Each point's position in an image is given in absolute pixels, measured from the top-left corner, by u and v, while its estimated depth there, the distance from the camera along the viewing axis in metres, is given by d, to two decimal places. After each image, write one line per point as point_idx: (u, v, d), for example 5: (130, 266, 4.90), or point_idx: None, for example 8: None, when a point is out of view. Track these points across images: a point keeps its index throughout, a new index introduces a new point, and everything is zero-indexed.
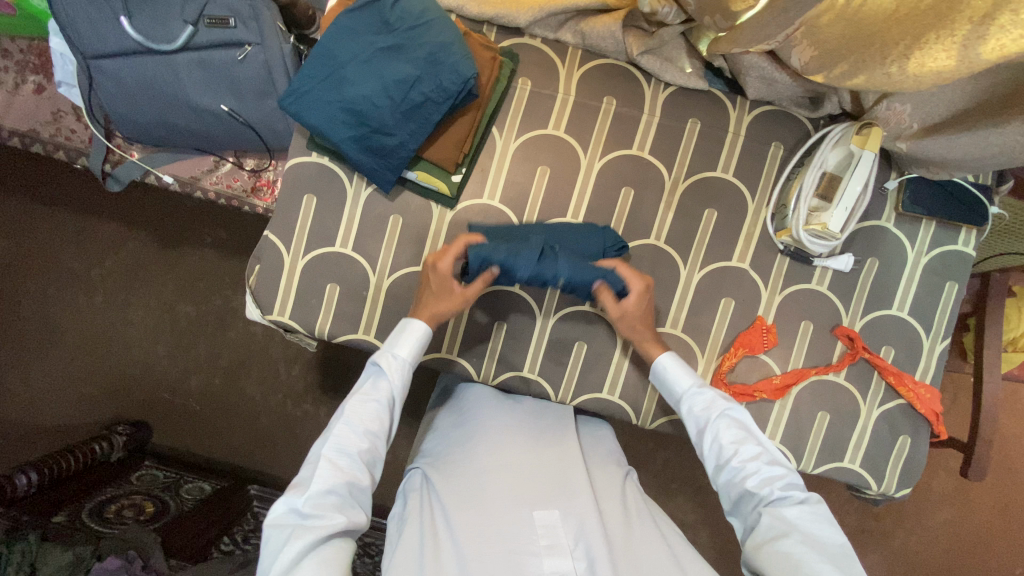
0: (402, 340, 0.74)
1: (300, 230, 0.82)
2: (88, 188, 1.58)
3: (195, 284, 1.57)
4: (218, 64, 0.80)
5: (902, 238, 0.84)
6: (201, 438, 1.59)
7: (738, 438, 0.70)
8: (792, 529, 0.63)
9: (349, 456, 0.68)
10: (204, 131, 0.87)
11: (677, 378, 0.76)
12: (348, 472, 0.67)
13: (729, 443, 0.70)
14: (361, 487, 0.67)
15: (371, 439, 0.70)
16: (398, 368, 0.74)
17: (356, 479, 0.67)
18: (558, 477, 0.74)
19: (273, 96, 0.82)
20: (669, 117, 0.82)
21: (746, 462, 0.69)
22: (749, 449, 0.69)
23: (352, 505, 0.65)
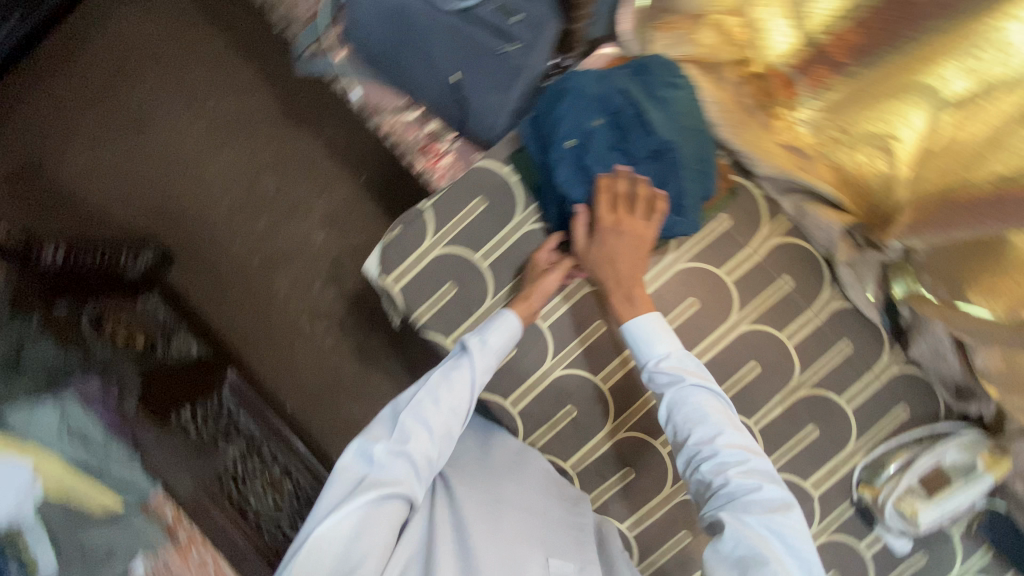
0: (494, 328, 0.76)
1: (454, 224, 0.83)
2: (257, 29, 1.60)
3: (290, 165, 1.56)
4: (479, 42, 0.84)
5: (959, 553, 0.83)
6: (210, 299, 1.56)
7: (693, 414, 0.68)
8: (755, 533, 0.59)
9: (415, 438, 0.70)
10: (419, 86, 0.89)
11: (642, 338, 0.73)
12: (408, 453, 0.69)
13: (688, 423, 0.68)
14: (428, 462, 0.70)
15: (440, 421, 0.71)
16: (482, 354, 0.75)
17: (415, 462, 0.69)
18: (576, 539, 0.74)
19: (501, 93, 0.84)
20: (829, 325, 0.82)
21: (700, 444, 0.66)
22: (707, 427, 0.67)
23: (416, 477, 0.68)
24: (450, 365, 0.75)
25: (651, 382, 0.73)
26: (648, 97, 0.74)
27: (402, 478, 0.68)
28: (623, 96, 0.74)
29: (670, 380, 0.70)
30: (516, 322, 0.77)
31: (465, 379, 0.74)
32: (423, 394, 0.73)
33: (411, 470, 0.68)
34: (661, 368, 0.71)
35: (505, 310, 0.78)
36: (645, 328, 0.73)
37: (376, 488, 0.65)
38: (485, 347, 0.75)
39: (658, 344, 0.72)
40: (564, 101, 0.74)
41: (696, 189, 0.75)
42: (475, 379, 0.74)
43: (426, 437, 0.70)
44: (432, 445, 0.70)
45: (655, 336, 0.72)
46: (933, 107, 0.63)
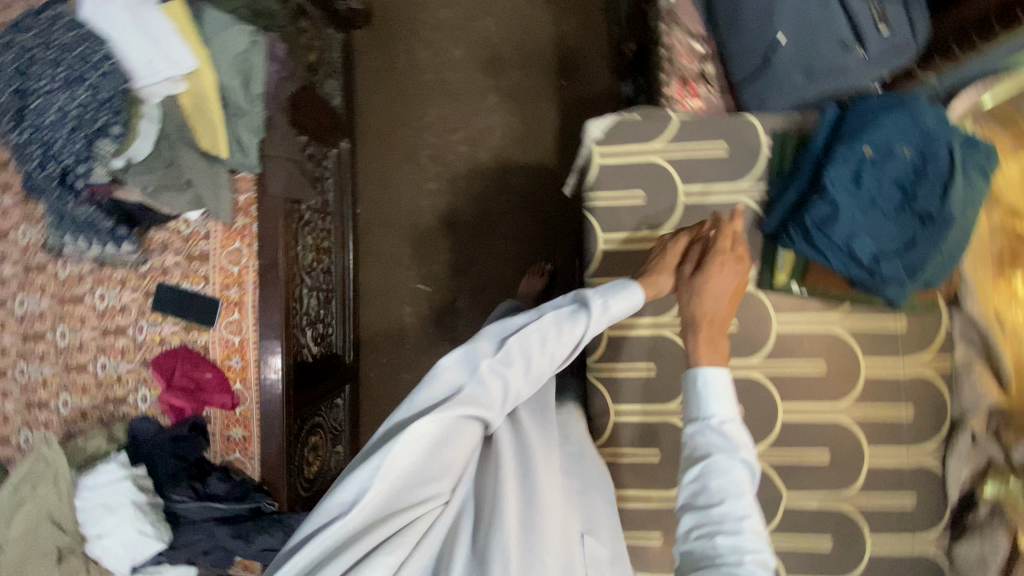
0: (621, 298, 0.73)
1: (688, 149, 0.82)
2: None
3: (513, 29, 1.64)
4: (828, 23, 0.80)
5: None
6: (372, 79, 1.66)
7: (731, 489, 0.61)
8: None
9: (513, 368, 0.69)
10: (741, 22, 0.87)
11: (714, 392, 0.66)
12: (504, 379, 0.69)
13: (717, 492, 0.62)
14: (515, 395, 0.70)
15: (539, 362, 0.70)
16: (601, 314, 0.73)
17: (508, 389, 0.69)
18: (613, 533, 0.77)
19: (806, 79, 0.84)
20: (908, 471, 0.81)
21: (724, 514, 0.60)
22: (735, 505, 0.61)
23: (499, 404, 0.69)
24: (566, 315, 0.73)
25: (688, 437, 0.66)
26: (963, 163, 0.67)
27: (489, 402, 0.69)
28: (946, 149, 0.67)
29: (724, 449, 0.64)
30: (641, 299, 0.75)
31: (576, 335, 0.72)
32: (534, 333, 0.71)
33: (502, 393, 0.69)
34: (720, 431, 0.65)
35: (634, 283, 0.76)
36: (714, 386, 0.67)
37: (470, 407, 0.67)
38: (602, 308, 0.73)
39: (722, 405, 0.66)
40: (888, 117, 0.68)
41: (935, 268, 0.69)
42: (584, 338, 0.73)
43: (520, 375, 0.70)
44: (527, 381, 0.70)
45: (719, 394, 0.67)
46: None
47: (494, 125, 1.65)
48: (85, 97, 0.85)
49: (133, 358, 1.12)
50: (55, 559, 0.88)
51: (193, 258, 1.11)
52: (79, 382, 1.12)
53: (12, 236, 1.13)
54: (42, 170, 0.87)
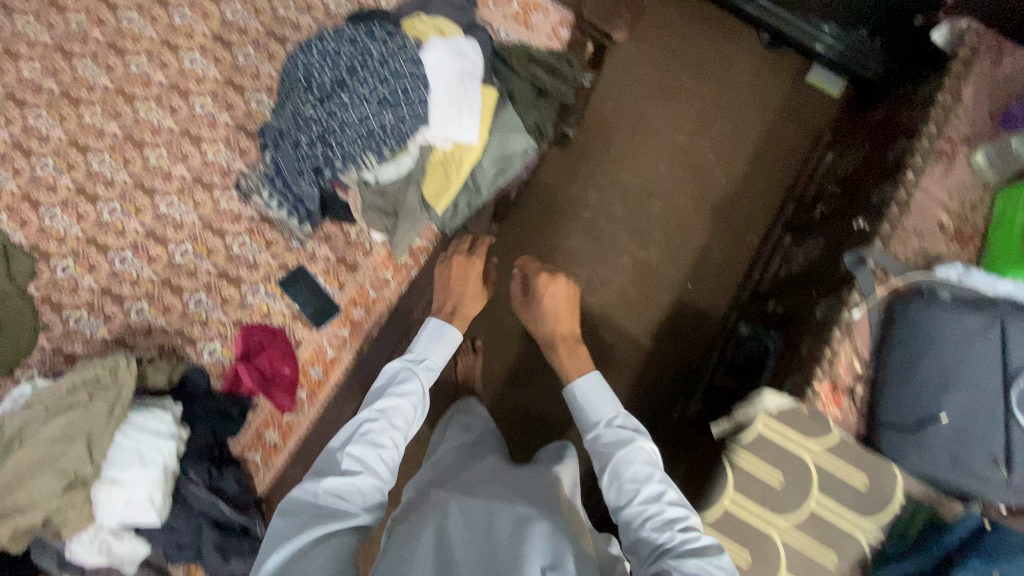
0: (437, 348, 1.00)
1: (835, 466, 0.88)
2: (786, 175, 1.83)
3: (676, 221, 1.80)
4: (986, 435, 0.94)
5: None
6: (543, 190, 1.80)
7: (630, 466, 0.87)
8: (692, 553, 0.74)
9: (383, 430, 0.84)
10: (913, 382, 0.99)
11: (592, 404, 1.01)
12: (380, 441, 0.82)
13: (631, 479, 0.86)
14: (378, 468, 0.78)
15: (401, 410, 0.87)
16: (429, 366, 0.97)
17: (386, 450, 0.82)
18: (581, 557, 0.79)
19: (946, 464, 0.95)
20: None
21: (642, 497, 0.84)
22: (642, 479, 0.86)
23: (367, 489, 0.74)
24: (395, 389, 0.91)
25: (592, 451, 0.95)
26: None
27: (372, 466, 0.78)
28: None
29: (617, 439, 0.93)
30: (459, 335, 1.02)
31: (417, 387, 0.94)
32: (378, 403, 0.88)
33: (382, 450, 0.81)
34: (611, 428, 0.95)
35: (431, 320, 1.04)
36: (589, 398, 1.01)
37: (326, 506, 0.70)
38: (425, 368, 0.97)
39: (602, 406, 0.99)
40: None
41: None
42: (389, 413, 0.87)
43: (386, 438, 0.83)
44: (399, 430, 0.85)
45: (599, 400, 1.00)
46: None
47: (614, 281, 1.75)
48: (389, 122, 0.91)
49: (230, 312, 1.10)
50: (65, 484, 0.80)
51: (343, 263, 1.13)
52: (165, 301, 1.10)
53: (204, 147, 1.16)
54: (313, 149, 0.92)
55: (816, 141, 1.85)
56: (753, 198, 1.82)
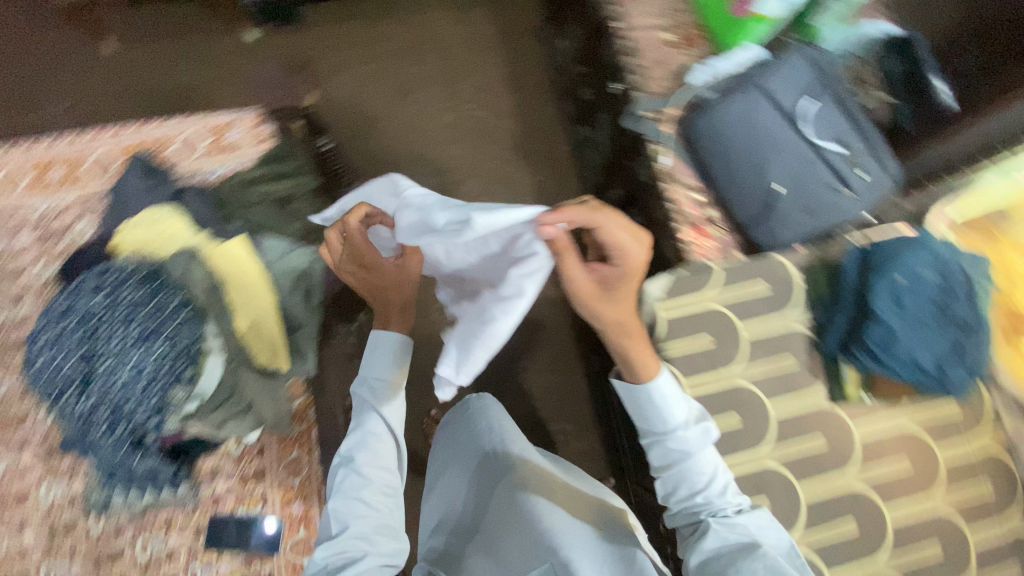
0: (380, 366, 0.88)
1: (739, 293, 0.93)
2: (545, 77, 1.86)
3: (499, 184, 1.79)
4: (816, 174, 0.99)
5: None
6: None
7: (694, 469, 0.76)
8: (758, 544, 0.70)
9: (372, 485, 0.81)
10: (738, 178, 1.04)
11: (664, 406, 0.78)
12: (369, 495, 0.80)
13: (709, 478, 0.76)
14: (371, 503, 0.80)
15: (379, 446, 0.84)
16: (380, 383, 0.88)
17: (381, 505, 0.81)
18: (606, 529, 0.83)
19: (810, 218, 1.01)
20: (1008, 543, 0.88)
21: (712, 484, 0.76)
22: (712, 476, 0.76)
23: (367, 513, 0.78)
24: (361, 442, 0.84)
25: (672, 473, 0.78)
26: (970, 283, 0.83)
27: (367, 502, 0.79)
28: (960, 268, 0.82)
29: (687, 441, 0.77)
30: (385, 335, 0.89)
31: (383, 423, 0.86)
32: (352, 460, 0.83)
33: (387, 490, 0.82)
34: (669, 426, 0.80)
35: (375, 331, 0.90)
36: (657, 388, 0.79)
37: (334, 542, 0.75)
38: (376, 385, 0.88)
39: (678, 409, 0.78)
40: (907, 254, 0.83)
41: (979, 362, 0.83)
42: (359, 467, 0.82)
43: (375, 477, 0.82)
44: (382, 473, 0.83)
45: (673, 402, 0.78)
46: None
47: None
48: (166, 347, 0.85)
49: None
50: None
51: (249, 479, 1.03)
52: None
53: (29, 502, 1.00)
54: (114, 432, 0.84)
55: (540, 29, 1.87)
56: (538, 115, 1.84)
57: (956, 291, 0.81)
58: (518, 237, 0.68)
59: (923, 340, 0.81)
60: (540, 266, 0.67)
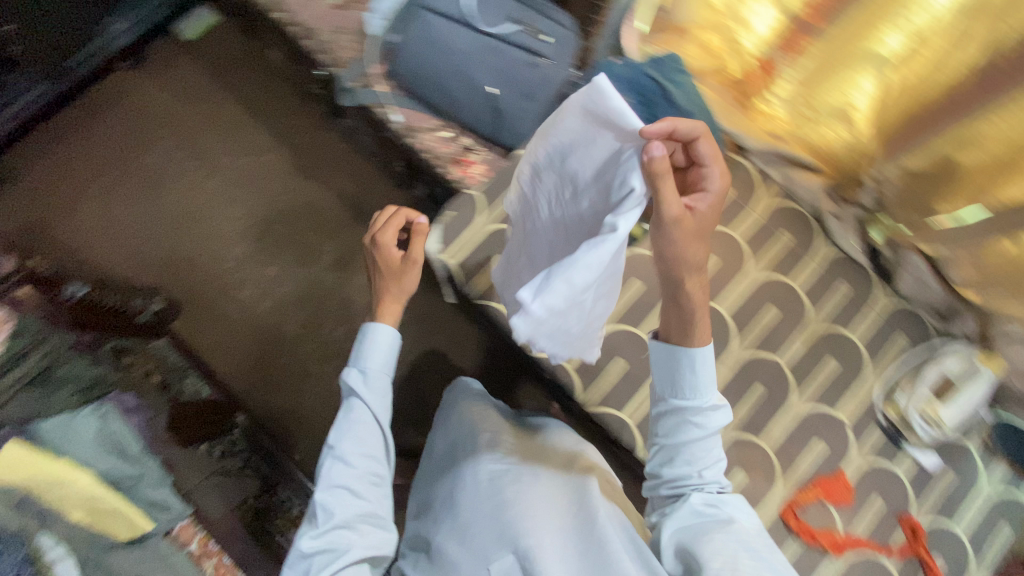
0: (369, 354, 0.90)
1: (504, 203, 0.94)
2: (284, 90, 1.75)
3: (301, 214, 1.68)
4: (511, 59, 1.01)
5: (978, 465, 0.91)
6: (213, 346, 1.57)
7: (697, 458, 0.74)
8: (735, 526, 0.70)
9: (358, 474, 0.84)
10: (455, 97, 1.05)
11: (693, 379, 0.72)
12: (357, 486, 0.83)
13: (701, 455, 0.74)
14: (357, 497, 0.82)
15: (365, 436, 0.87)
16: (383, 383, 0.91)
17: (371, 495, 0.84)
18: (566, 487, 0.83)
19: (532, 99, 1.02)
20: (826, 270, 0.96)
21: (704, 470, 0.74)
22: (708, 461, 0.74)
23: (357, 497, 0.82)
24: (352, 430, 0.87)
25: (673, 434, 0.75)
26: (665, 78, 0.85)
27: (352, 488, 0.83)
28: (649, 78, 0.85)
29: (699, 424, 0.73)
30: (384, 333, 0.91)
31: (367, 411, 0.88)
32: (343, 445, 0.86)
33: (375, 481, 0.86)
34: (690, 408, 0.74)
35: (367, 325, 0.91)
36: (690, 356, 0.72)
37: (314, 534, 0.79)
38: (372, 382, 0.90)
39: (711, 389, 0.73)
40: None
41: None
42: (350, 460, 0.84)
43: (363, 466, 0.85)
44: (368, 463, 0.85)
45: (711, 381, 0.73)
46: (878, 70, 0.77)
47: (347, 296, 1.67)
48: None
49: None
50: None
51: None
52: None
53: None
54: None
55: (259, 53, 1.78)
56: (300, 130, 1.73)
57: (651, 95, 0.85)
58: (608, 184, 0.63)
59: None
60: (637, 203, 0.59)
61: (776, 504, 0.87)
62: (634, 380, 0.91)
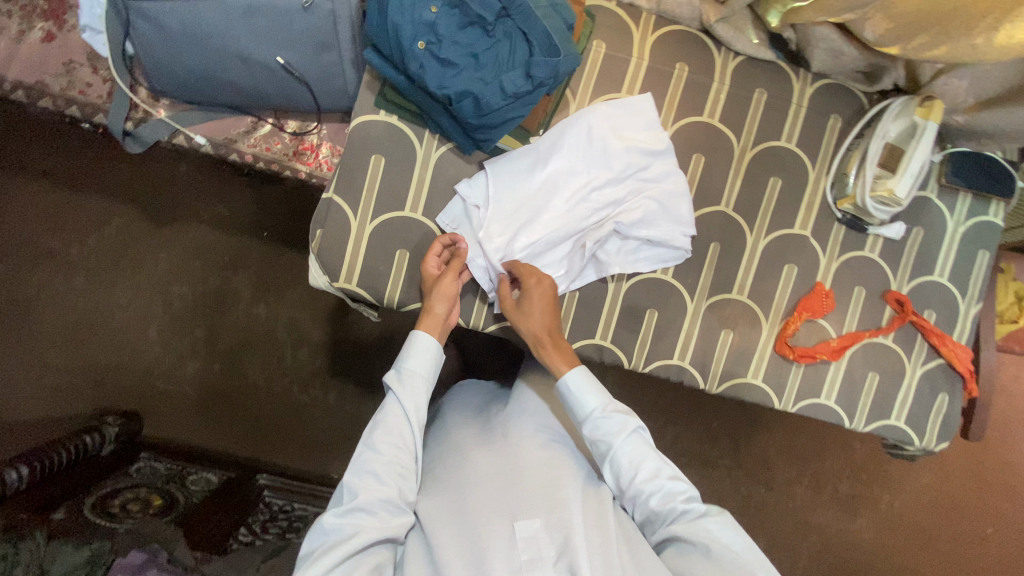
0: (414, 354, 0.74)
1: (368, 192, 0.78)
2: (82, 142, 1.44)
3: (191, 264, 1.48)
4: (278, 10, 0.76)
5: (943, 209, 0.88)
6: (197, 430, 1.51)
7: (633, 468, 0.72)
8: (698, 534, 0.67)
9: (385, 461, 0.68)
10: (248, 88, 0.83)
11: (574, 395, 0.75)
12: (382, 472, 0.67)
13: (632, 466, 0.72)
14: (386, 498, 0.66)
15: (399, 435, 0.70)
16: (418, 379, 0.74)
17: (397, 483, 0.68)
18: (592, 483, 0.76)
19: (333, 48, 0.79)
20: (737, 85, 0.83)
21: (646, 482, 0.72)
22: (640, 470, 0.72)
23: (388, 496, 0.66)
24: (389, 423, 0.70)
25: (602, 460, 0.75)
26: None
27: (380, 483, 0.66)
28: None
29: (605, 432, 0.74)
30: (430, 340, 0.75)
31: (404, 409, 0.72)
32: (376, 433, 0.69)
33: (402, 470, 0.69)
34: (602, 421, 0.74)
35: (416, 328, 0.75)
36: (575, 388, 0.75)
37: (338, 511, 0.64)
38: (406, 375, 0.73)
39: (593, 395, 0.75)
40: (391, 8, 0.64)
41: (557, 22, 0.69)
42: (382, 448, 0.68)
43: (389, 454, 0.68)
44: (404, 463, 0.69)
45: (589, 387, 0.75)
46: None
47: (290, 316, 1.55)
48: None
49: None
50: None
51: None
52: None
53: None
54: None
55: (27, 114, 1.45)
56: (130, 177, 1.46)
57: None
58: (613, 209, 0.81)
59: (497, 65, 0.66)
60: (679, 253, 0.83)
61: (769, 344, 0.86)
62: (594, 305, 0.84)
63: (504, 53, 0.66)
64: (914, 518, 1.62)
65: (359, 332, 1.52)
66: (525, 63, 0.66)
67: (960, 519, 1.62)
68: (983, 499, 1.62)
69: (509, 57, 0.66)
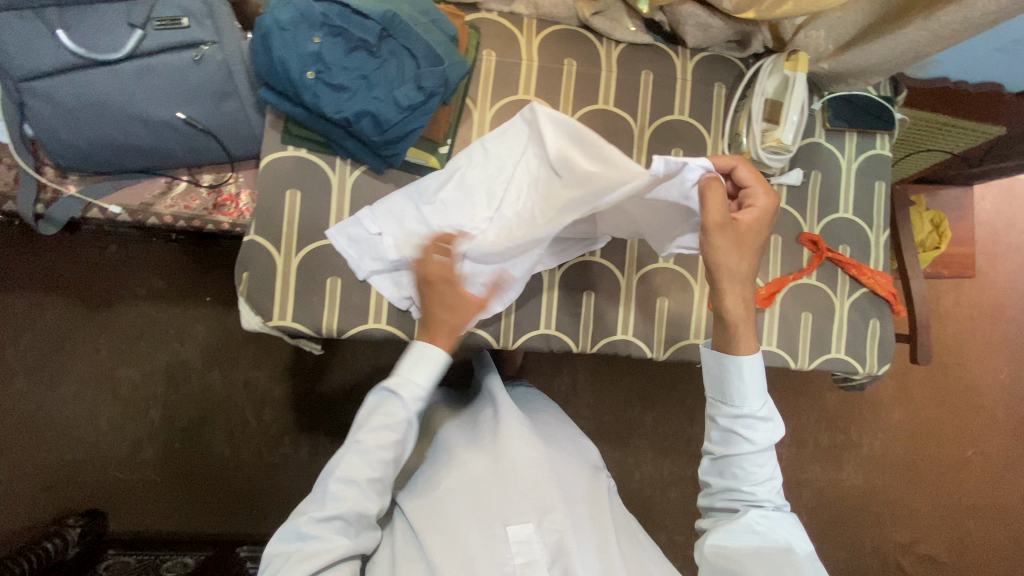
0: (416, 366, 0.68)
1: (289, 227, 0.79)
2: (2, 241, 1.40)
3: (137, 343, 1.44)
4: (171, 69, 0.78)
5: (833, 150, 0.95)
6: (167, 514, 1.44)
7: (755, 475, 0.67)
8: (781, 549, 0.64)
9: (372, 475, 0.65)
10: (154, 149, 0.84)
11: (737, 381, 0.67)
12: (367, 486, 0.65)
13: (755, 467, 0.67)
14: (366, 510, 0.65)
15: (390, 451, 0.67)
16: (418, 391, 0.69)
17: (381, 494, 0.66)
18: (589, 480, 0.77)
19: (233, 95, 0.82)
20: (624, 70, 0.89)
21: (757, 488, 0.67)
22: (764, 475, 0.68)
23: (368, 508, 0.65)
24: (382, 437, 0.67)
25: (726, 443, 0.69)
26: None
27: (363, 494, 0.65)
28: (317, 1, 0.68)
29: (747, 422, 0.68)
30: (436, 351, 0.69)
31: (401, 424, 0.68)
32: (365, 447, 0.66)
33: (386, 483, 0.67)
34: (748, 411, 0.67)
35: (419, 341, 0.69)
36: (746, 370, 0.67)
37: (317, 516, 0.62)
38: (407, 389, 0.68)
39: (753, 384, 0.67)
40: (274, 45, 0.66)
41: (437, 35, 0.72)
42: (370, 461, 0.66)
43: (378, 468, 0.66)
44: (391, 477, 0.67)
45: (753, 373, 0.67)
46: None
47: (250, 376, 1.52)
48: None
49: None
50: None
51: None
52: None
53: None
54: None
55: None
56: (57, 266, 1.42)
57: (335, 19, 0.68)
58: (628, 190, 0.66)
59: (388, 82, 0.69)
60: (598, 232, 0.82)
61: (703, 303, 0.90)
62: (533, 296, 0.86)
63: (393, 70, 0.70)
64: (896, 455, 1.67)
65: (322, 380, 1.49)
66: (414, 74, 0.70)
67: (938, 446, 1.68)
68: (954, 422, 1.68)
69: (398, 71, 0.70)
